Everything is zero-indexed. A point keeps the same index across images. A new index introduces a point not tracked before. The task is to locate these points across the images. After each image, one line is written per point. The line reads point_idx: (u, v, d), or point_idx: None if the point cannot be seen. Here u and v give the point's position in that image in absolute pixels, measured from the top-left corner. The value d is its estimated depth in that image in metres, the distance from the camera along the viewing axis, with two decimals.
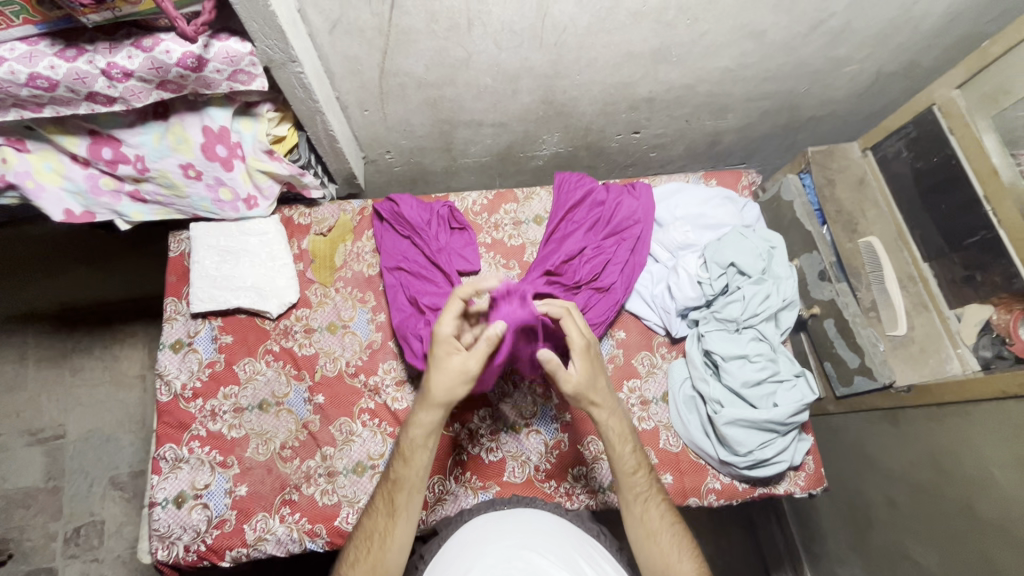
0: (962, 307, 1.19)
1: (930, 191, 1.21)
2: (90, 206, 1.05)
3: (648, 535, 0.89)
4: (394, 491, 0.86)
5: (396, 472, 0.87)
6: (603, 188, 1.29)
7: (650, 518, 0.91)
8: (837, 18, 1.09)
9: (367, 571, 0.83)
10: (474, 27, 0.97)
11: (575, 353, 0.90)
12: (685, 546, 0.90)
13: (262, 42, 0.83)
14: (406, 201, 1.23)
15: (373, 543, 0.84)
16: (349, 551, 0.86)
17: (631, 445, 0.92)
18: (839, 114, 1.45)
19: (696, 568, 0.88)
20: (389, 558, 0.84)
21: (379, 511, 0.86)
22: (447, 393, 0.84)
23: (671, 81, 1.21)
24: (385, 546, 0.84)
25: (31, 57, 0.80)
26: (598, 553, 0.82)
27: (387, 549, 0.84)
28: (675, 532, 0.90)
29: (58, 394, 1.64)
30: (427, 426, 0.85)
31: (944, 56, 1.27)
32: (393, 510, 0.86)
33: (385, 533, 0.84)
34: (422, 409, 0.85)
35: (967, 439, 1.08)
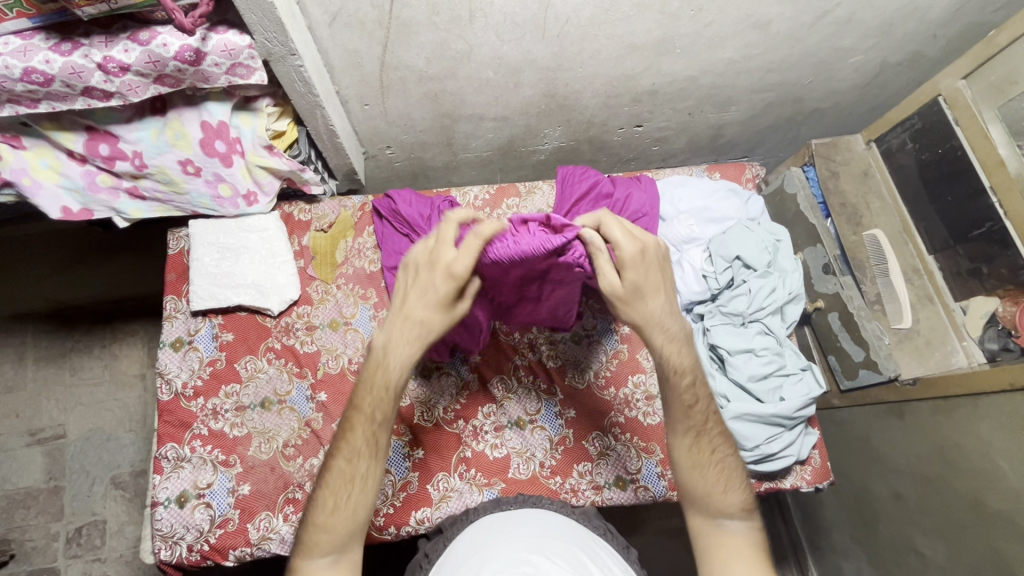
0: (967, 300, 1.18)
1: (935, 183, 1.20)
2: (88, 203, 1.03)
3: (696, 468, 0.77)
4: (372, 430, 0.75)
5: (375, 408, 0.75)
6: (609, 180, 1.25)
7: (699, 452, 0.78)
8: (841, 8, 1.08)
9: (348, 511, 0.73)
10: (476, 18, 0.95)
11: (628, 263, 0.78)
12: (734, 479, 0.78)
13: (261, 34, 0.81)
14: (402, 196, 1.20)
15: (351, 486, 0.73)
16: (320, 495, 0.74)
17: (688, 376, 0.79)
18: (842, 106, 1.44)
19: (744, 501, 0.77)
20: (364, 503, 0.73)
21: (356, 448, 0.75)
22: (429, 325, 0.77)
23: (674, 74, 1.19)
24: (365, 488, 0.73)
25: (26, 51, 0.78)
26: (606, 559, 0.79)
27: (367, 492, 0.74)
28: (728, 464, 0.79)
29: (57, 394, 1.63)
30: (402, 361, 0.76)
31: (949, 46, 1.26)
32: (375, 452, 0.75)
33: (361, 476, 0.74)
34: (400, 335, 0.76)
35: (974, 432, 1.07)
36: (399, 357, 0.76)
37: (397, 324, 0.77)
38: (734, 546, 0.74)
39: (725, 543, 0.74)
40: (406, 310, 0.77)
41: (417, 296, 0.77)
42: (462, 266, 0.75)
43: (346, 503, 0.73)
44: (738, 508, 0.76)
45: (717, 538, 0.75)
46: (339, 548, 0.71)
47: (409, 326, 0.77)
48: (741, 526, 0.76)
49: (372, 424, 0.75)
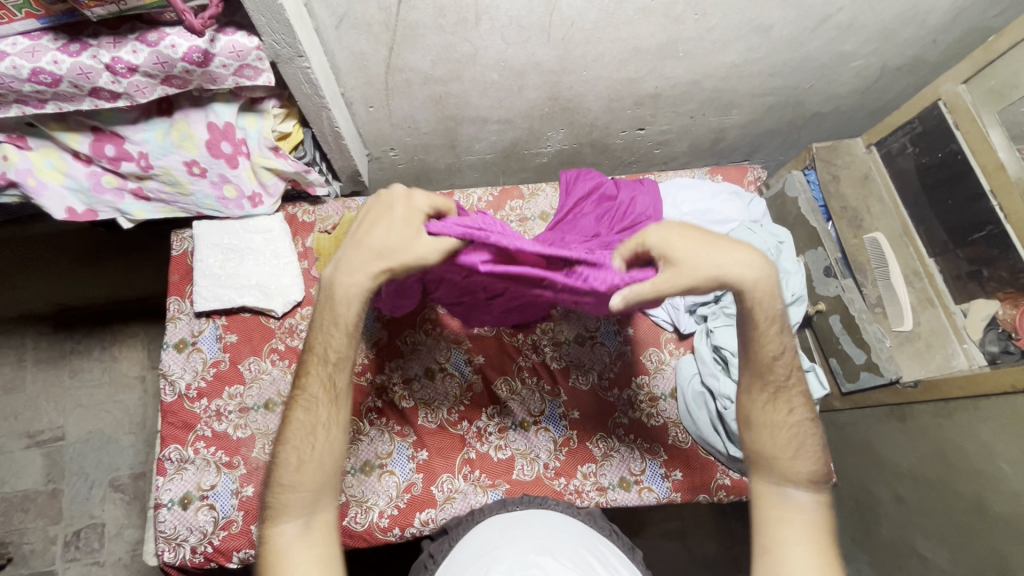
0: (968, 302, 1.19)
1: (935, 186, 1.21)
2: (93, 204, 1.04)
3: (770, 425, 0.82)
4: (330, 373, 0.78)
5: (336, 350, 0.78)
6: (613, 182, 1.22)
7: (775, 411, 0.82)
8: (843, 13, 1.09)
9: (312, 464, 0.75)
10: (482, 22, 0.96)
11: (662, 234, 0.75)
12: (807, 447, 0.81)
13: (268, 36, 0.82)
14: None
15: (314, 432, 0.76)
16: (284, 452, 0.76)
17: (777, 329, 0.79)
18: (843, 110, 1.45)
19: (813, 470, 0.80)
20: (334, 444, 0.77)
21: (312, 397, 0.78)
22: (389, 253, 0.75)
23: (677, 77, 1.20)
24: (328, 432, 0.77)
25: (34, 52, 0.79)
26: (612, 560, 0.80)
27: (332, 434, 0.77)
28: (801, 432, 0.82)
29: (56, 396, 1.63)
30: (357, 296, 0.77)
31: (948, 51, 1.27)
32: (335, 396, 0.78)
33: (326, 421, 0.77)
34: (351, 269, 0.76)
35: (976, 434, 1.08)
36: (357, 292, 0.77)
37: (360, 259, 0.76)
38: (795, 513, 0.77)
39: (792, 512, 0.77)
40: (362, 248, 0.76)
41: (382, 231, 0.76)
42: (422, 201, 0.77)
43: (315, 452, 0.76)
44: (805, 475, 0.79)
45: (780, 502, 0.79)
46: (308, 505, 0.74)
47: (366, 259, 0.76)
48: (804, 498, 0.79)
49: (329, 366, 0.78)
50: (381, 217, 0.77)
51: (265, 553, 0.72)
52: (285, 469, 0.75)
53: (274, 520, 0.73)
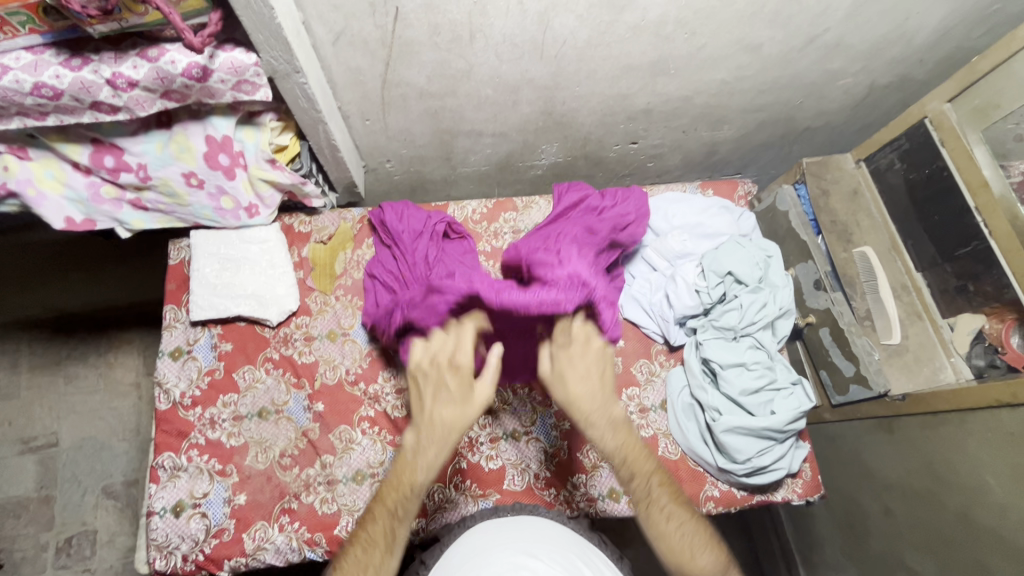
0: (954, 316, 1.21)
1: (921, 202, 1.23)
2: (91, 214, 1.05)
3: (659, 535, 0.85)
4: (393, 524, 0.81)
5: (398, 504, 0.82)
6: (598, 194, 1.25)
7: (659, 513, 0.87)
8: (830, 33, 1.11)
9: None
10: (476, 39, 0.98)
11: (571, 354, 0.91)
12: (705, 542, 0.85)
13: (266, 53, 0.84)
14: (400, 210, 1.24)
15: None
16: None
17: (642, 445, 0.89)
18: (832, 126, 1.47)
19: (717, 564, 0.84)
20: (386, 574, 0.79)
21: (371, 546, 0.80)
22: (451, 421, 0.84)
23: (669, 93, 1.22)
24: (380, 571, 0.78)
25: (36, 67, 0.80)
26: (597, 558, 0.83)
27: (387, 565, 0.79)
28: (688, 531, 0.85)
29: (51, 402, 1.63)
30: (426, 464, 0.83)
31: (934, 70, 1.30)
32: (389, 545, 0.80)
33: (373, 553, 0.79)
34: (421, 437, 0.85)
35: (963, 447, 1.09)
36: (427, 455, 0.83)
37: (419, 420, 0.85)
38: None
39: None
40: (427, 413, 0.85)
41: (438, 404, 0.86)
42: (464, 359, 0.89)
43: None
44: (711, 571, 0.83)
45: None
46: None
47: (434, 431, 0.84)
48: None
49: (394, 518, 0.81)
50: (431, 389, 0.88)
51: None
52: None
53: None
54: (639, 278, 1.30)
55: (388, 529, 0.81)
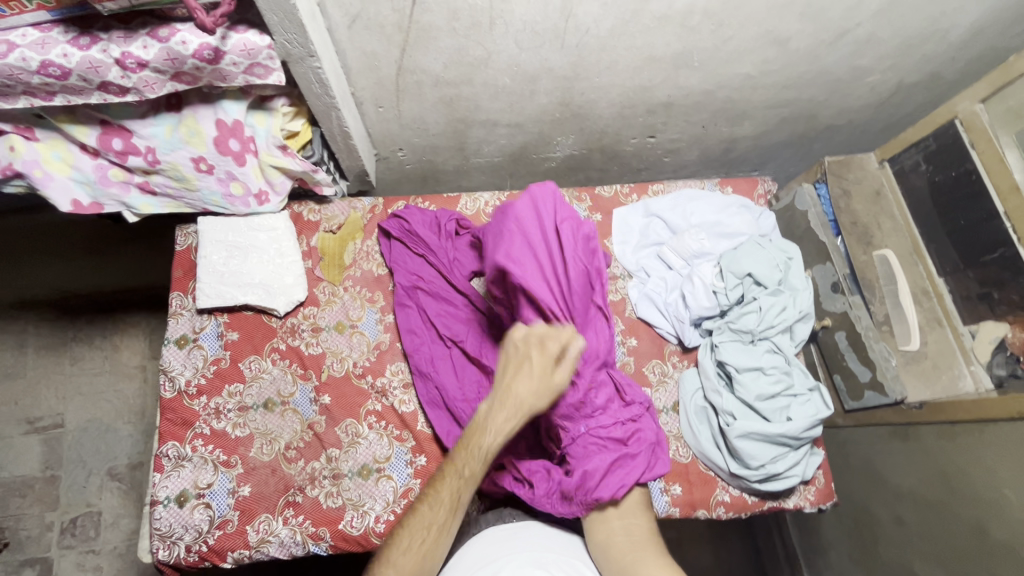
0: (977, 324, 1.17)
1: (947, 205, 1.19)
2: (98, 197, 1.03)
3: None
4: (460, 486, 0.82)
5: (466, 466, 0.82)
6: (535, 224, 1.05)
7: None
8: (862, 28, 1.08)
9: (413, 562, 0.79)
10: (496, 25, 0.95)
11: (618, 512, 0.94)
12: None
13: (280, 36, 0.81)
14: (412, 214, 1.22)
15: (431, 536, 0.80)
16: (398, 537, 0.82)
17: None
18: (855, 125, 1.43)
19: None
20: (448, 529, 0.82)
21: (439, 505, 0.82)
22: (525, 401, 0.81)
23: (691, 86, 1.19)
24: (437, 539, 0.81)
25: (44, 44, 0.78)
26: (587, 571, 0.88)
27: (452, 517, 0.82)
28: None
29: (57, 383, 1.63)
30: (499, 425, 0.81)
31: (966, 69, 1.26)
32: (469, 479, 0.82)
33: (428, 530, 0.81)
34: (494, 416, 0.81)
35: (981, 460, 1.06)
36: (499, 419, 0.81)
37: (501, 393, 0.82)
38: None
39: None
40: (504, 387, 0.83)
41: (521, 380, 0.82)
42: (555, 345, 0.83)
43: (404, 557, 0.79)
44: None
45: None
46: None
47: (511, 405, 0.81)
48: None
49: (460, 480, 0.82)
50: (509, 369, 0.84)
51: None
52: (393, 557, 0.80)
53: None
54: (654, 277, 1.27)
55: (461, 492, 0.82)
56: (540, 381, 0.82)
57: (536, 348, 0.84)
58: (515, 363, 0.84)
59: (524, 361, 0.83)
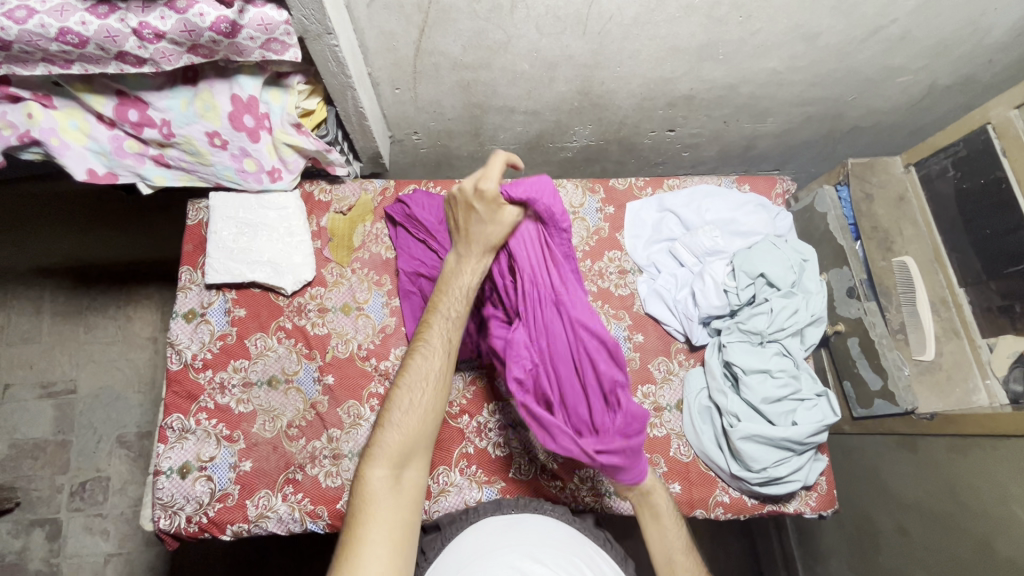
0: (996, 337, 1.13)
1: (972, 213, 1.16)
2: (114, 167, 1.03)
3: None
4: (446, 331, 0.89)
5: (450, 308, 0.90)
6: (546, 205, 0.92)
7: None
8: (896, 25, 1.04)
9: (428, 402, 0.84)
10: (517, 9, 0.93)
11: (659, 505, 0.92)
12: None
13: (298, 11, 0.81)
14: (420, 199, 1.20)
15: (427, 384, 0.84)
16: (396, 397, 0.83)
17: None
18: (882, 127, 1.39)
19: None
20: (429, 408, 0.83)
21: (432, 353, 0.87)
22: (491, 238, 0.90)
23: (714, 80, 1.16)
24: (434, 384, 0.85)
25: (62, 11, 0.78)
26: (598, 557, 0.86)
27: (435, 397, 0.85)
28: None
29: (70, 350, 1.66)
30: (469, 282, 0.92)
31: (1002, 73, 1.21)
32: (445, 352, 0.87)
33: (414, 411, 0.82)
34: (464, 261, 0.92)
35: (993, 476, 1.03)
36: (473, 276, 0.92)
37: (476, 247, 0.91)
38: None
39: None
40: (462, 229, 0.90)
41: (475, 226, 0.89)
42: (491, 182, 0.86)
43: (407, 490, 0.78)
44: None
45: None
46: (410, 442, 0.80)
47: (469, 245, 0.91)
48: None
49: (446, 324, 0.89)
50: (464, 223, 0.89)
51: (356, 490, 0.77)
52: (385, 465, 0.78)
53: (368, 461, 0.78)
54: (664, 273, 1.25)
55: (451, 343, 0.88)
56: (488, 226, 0.89)
57: (485, 201, 0.86)
58: (461, 210, 0.88)
59: (475, 215, 0.88)
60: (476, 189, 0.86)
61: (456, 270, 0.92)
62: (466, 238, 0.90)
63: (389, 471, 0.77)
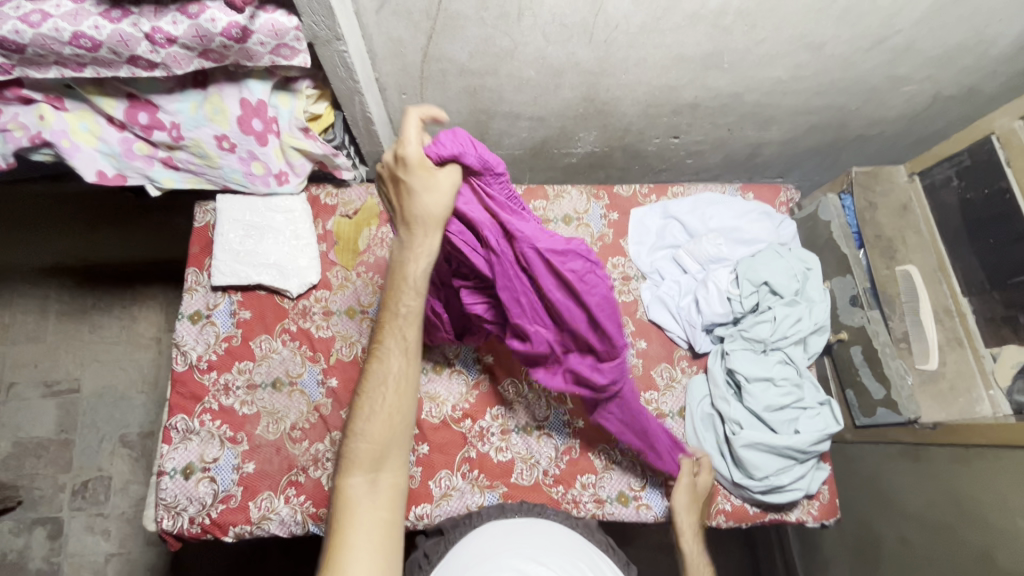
0: (998, 347, 1.14)
1: (976, 223, 1.16)
2: (123, 169, 1.04)
3: None
4: (403, 327, 0.78)
5: (400, 302, 0.78)
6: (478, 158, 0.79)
7: None
8: (901, 36, 1.05)
9: (395, 402, 0.76)
10: (524, 17, 0.94)
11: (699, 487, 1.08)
12: None
13: (309, 17, 0.81)
14: None
15: (392, 385, 0.77)
16: (361, 404, 0.77)
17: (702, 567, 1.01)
18: (886, 136, 1.39)
19: None
20: (399, 409, 0.76)
21: (393, 351, 0.78)
22: (437, 211, 0.75)
23: (719, 88, 1.16)
24: (399, 384, 0.77)
25: (77, 16, 0.79)
26: (601, 561, 0.86)
27: (402, 397, 0.77)
28: None
29: (75, 349, 1.67)
30: (417, 268, 0.77)
31: (1006, 84, 1.21)
32: (406, 348, 0.78)
33: (380, 416, 0.76)
34: (410, 244, 0.77)
35: (996, 488, 1.03)
36: (425, 261, 0.77)
37: (418, 230, 0.75)
38: None
39: None
40: (400, 208, 0.76)
41: (411, 203, 0.74)
42: (413, 147, 0.72)
43: (385, 493, 0.73)
44: None
45: None
46: (382, 448, 0.75)
47: (411, 226, 0.76)
48: None
49: (402, 320, 0.78)
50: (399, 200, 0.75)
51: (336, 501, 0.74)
52: (361, 473, 0.73)
53: (344, 472, 0.74)
54: (668, 280, 1.25)
55: (411, 336, 0.78)
56: (427, 198, 0.74)
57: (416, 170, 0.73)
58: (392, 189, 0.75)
59: (407, 190, 0.73)
60: (398, 158, 0.72)
61: (402, 253, 0.77)
62: (405, 220, 0.75)
63: (364, 478, 0.73)
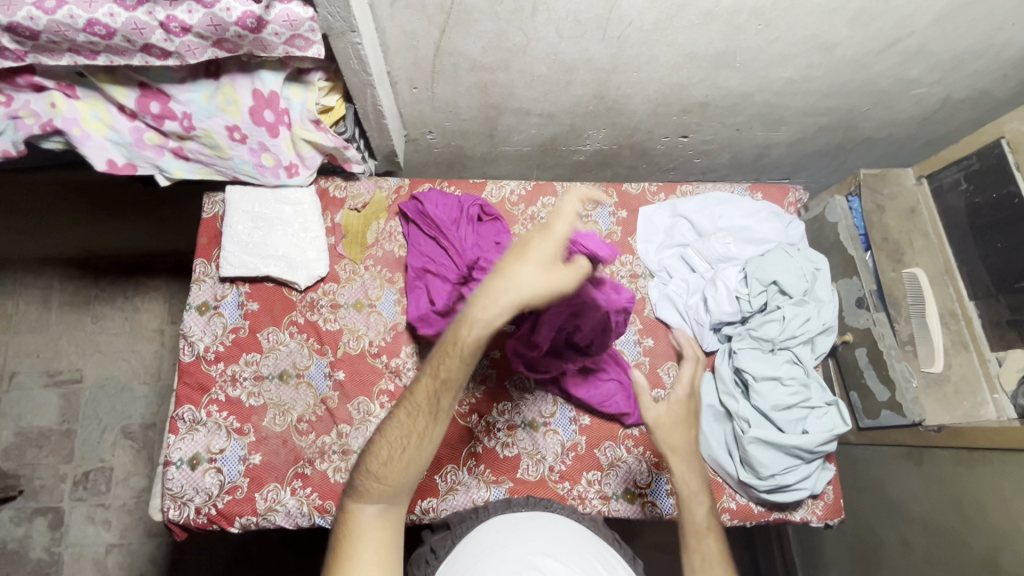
0: (1004, 351, 1.14)
1: (984, 226, 1.16)
2: (133, 158, 1.05)
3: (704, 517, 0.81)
4: (435, 389, 0.75)
5: (444, 365, 0.75)
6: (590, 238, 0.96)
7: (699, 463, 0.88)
8: (913, 38, 1.04)
9: (410, 457, 0.73)
10: (538, 12, 0.94)
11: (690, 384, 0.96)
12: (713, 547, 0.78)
13: (325, 8, 0.82)
14: (433, 198, 1.21)
15: (413, 440, 0.74)
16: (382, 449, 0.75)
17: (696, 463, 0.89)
18: (895, 138, 1.39)
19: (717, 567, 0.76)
20: (416, 463, 0.73)
21: (421, 408, 0.75)
22: (524, 287, 0.75)
23: (730, 88, 1.16)
24: (420, 444, 0.74)
25: (91, 2, 0.79)
26: (613, 559, 0.85)
27: (420, 454, 0.74)
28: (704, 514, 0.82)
29: (78, 339, 1.67)
30: (471, 334, 0.74)
31: (1017, 88, 1.21)
32: (433, 411, 0.75)
33: (394, 463, 0.73)
34: (476, 306, 0.75)
35: (1002, 492, 1.03)
36: (482, 328, 0.75)
37: (504, 287, 0.76)
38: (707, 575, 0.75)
39: None
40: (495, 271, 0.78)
41: (517, 263, 0.78)
42: (561, 226, 0.80)
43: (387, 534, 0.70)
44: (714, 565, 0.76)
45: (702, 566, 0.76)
46: (393, 496, 0.72)
47: (495, 290, 0.76)
48: None
49: (436, 381, 0.76)
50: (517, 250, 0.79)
51: (343, 524, 0.72)
52: (373, 503, 0.71)
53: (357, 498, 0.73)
54: (676, 278, 1.25)
55: (444, 399, 0.75)
56: (529, 271, 0.77)
57: (553, 238, 0.80)
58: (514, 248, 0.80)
59: (524, 254, 0.78)
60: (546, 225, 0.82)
61: (463, 316, 0.76)
62: (498, 274, 0.77)
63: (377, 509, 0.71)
